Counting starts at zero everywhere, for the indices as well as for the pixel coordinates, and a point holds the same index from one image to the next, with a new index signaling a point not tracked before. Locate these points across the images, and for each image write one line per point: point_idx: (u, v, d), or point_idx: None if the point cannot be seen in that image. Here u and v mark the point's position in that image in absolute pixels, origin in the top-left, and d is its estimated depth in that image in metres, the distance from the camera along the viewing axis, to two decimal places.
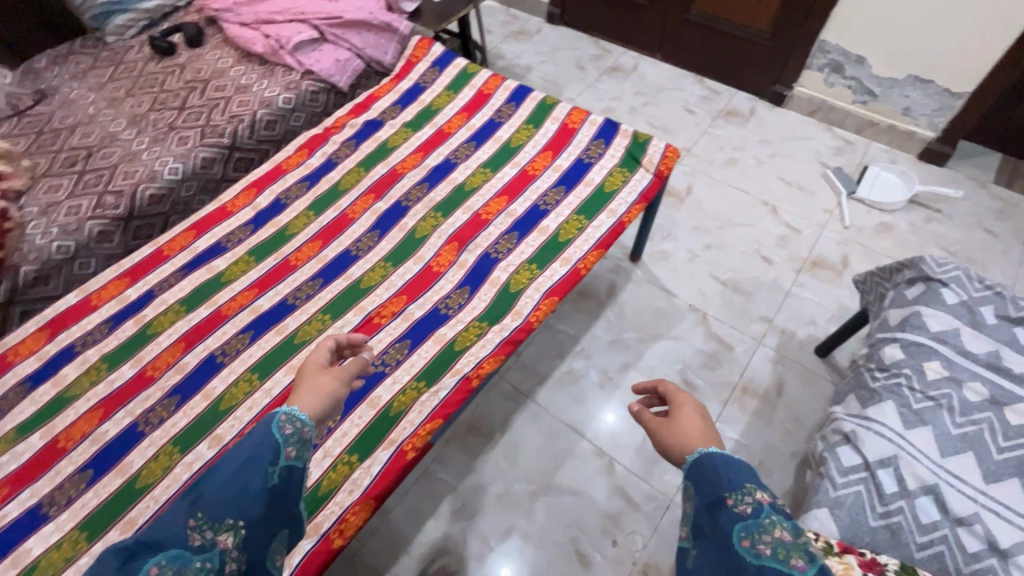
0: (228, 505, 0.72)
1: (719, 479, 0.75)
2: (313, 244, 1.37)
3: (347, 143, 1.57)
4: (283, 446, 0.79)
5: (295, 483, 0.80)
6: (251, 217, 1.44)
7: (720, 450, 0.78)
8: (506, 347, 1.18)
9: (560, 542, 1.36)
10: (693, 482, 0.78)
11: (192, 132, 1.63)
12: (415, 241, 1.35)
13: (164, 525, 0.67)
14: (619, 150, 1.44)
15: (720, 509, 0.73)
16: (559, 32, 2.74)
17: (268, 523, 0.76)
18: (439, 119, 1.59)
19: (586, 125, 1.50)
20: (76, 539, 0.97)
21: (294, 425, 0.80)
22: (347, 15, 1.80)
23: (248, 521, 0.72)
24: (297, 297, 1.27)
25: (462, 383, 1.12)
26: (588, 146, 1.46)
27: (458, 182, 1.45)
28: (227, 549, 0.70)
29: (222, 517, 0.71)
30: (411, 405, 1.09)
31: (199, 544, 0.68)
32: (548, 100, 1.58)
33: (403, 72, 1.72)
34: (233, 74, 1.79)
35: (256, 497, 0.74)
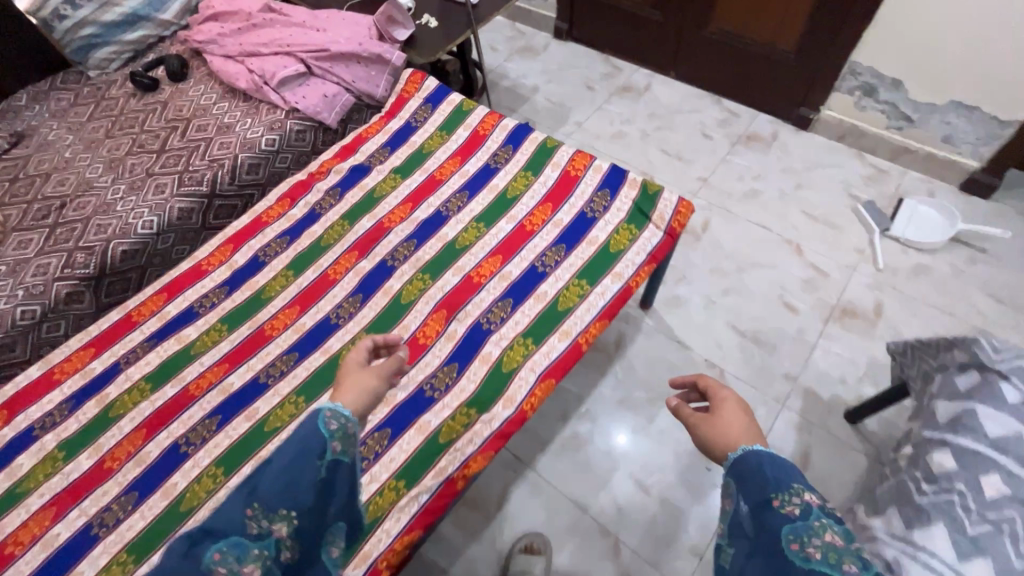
0: (281, 495, 0.72)
1: (764, 474, 0.75)
2: (291, 310, 1.26)
3: (331, 192, 1.46)
4: (331, 438, 0.78)
5: (341, 476, 0.80)
6: (227, 277, 1.34)
7: (762, 448, 0.79)
8: (496, 441, 1.06)
9: None
10: (734, 475, 0.79)
11: (170, 179, 1.53)
12: (401, 308, 1.23)
13: (224, 514, 0.69)
14: (626, 202, 1.30)
15: (765, 510, 0.73)
16: (567, 48, 2.58)
17: (317, 514, 0.77)
18: (430, 165, 1.46)
19: (589, 172, 1.36)
20: None
21: (338, 421, 0.80)
22: (335, 47, 1.68)
23: (301, 511, 0.74)
24: (270, 375, 1.16)
25: (445, 486, 1.01)
26: (592, 197, 1.32)
27: (449, 239, 1.32)
28: (280, 539, 0.72)
29: (275, 508, 0.71)
30: (388, 510, 0.98)
31: (256, 533, 0.70)
32: (548, 142, 1.44)
33: (393, 109, 1.59)
34: (216, 112, 1.69)
35: (308, 489, 0.74)
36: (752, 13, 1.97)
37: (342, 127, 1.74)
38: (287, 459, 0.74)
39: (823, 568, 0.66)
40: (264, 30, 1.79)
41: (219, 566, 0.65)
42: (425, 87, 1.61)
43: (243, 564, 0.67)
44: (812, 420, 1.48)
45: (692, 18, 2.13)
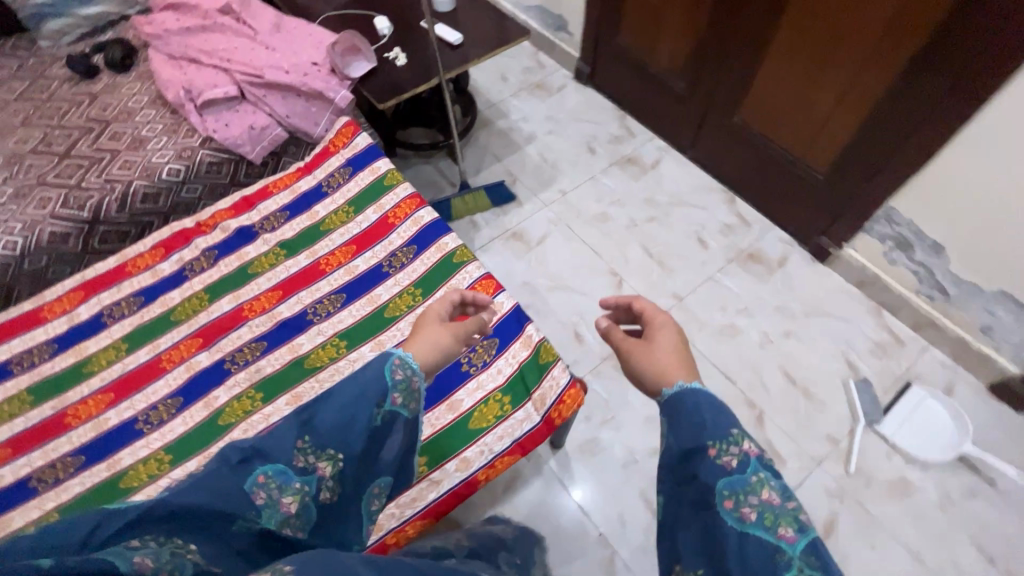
0: (337, 433, 0.70)
1: (699, 415, 0.65)
2: (108, 393, 1.09)
3: (205, 252, 1.27)
4: (393, 385, 0.77)
5: (392, 429, 0.79)
6: (61, 332, 1.18)
7: (702, 390, 0.69)
8: None
9: None
10: (667, 415, 0.69)
11: (56, 193, 1.38)
12: (213, 430, 1.03)
13: (278, 438, 0.67)
14: (511, 364, 1.04)
15: (698, 459, 0.63)
16: (583, 94, 2.27)
17: (361, 461, 0.74)
18: (322, 248, 1.24)
19: (485, 308, 1.11)
20: None
21: (402, 371, 0.80)
22: (273, 74, 1.48)
23: (348, 455, 0.71)
24: (43, 478, 0.99)
25: None
26: (476, 343, 1.07)
27: (301, 353, 1.10)
28: (323, 478, 0.69)
29: (324, 445, 0.69)
30: None
31: (302, 466, 0.67)
32: (457, 253, 1.20)
33: (311, 164, 1.38)
34: (137, 120, 1.52)
35: (360, 432, 0.72)
36: (782, 116, 1.62)
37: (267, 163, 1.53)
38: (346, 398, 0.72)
39: (760, 533, 0.56)
40: (214, 36, 1.60)
41: (258, 490, 0.63)
42: (352, 145, 1.38)
43: (282, 496, 0.65)
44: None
45: (715, 101, 1.80)
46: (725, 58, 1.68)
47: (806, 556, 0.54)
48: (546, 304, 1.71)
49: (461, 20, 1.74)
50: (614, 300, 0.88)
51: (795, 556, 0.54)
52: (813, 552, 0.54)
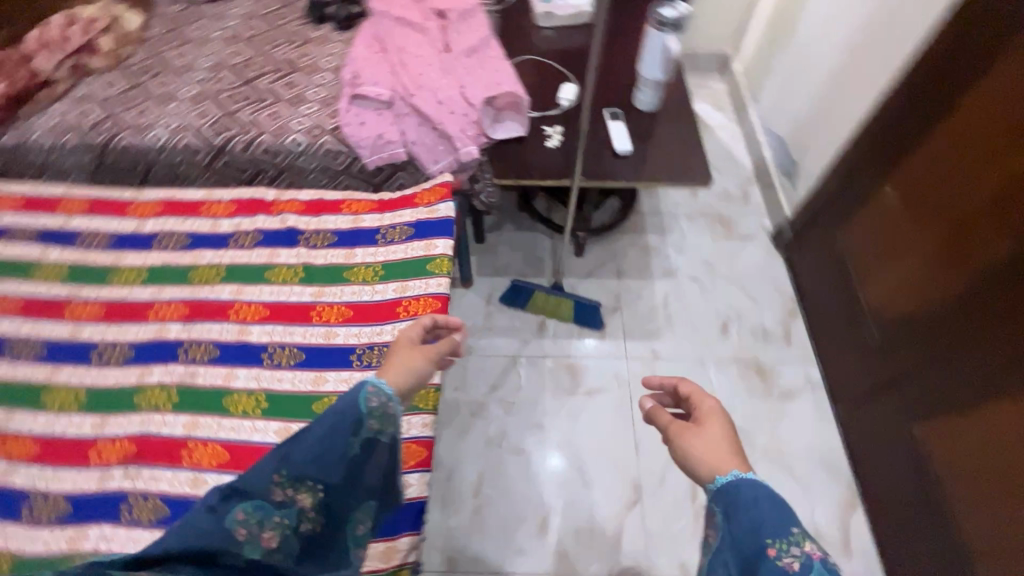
0: (311, 466, 0.72)
1: (755, 512, 0.64)
2: (104, 307, 1.19)
3: (255, 231, 1.29)
4: (365, 415, 0.73)
5: (373, 457, 0.76)
6: (125, 233, 1.32)
7: (756, 483, 0.68)
8: None
9: None
10: (722, 506, 0.67)
11: (215, 112, 1.53)
12: (125, 403, 1.06)
13: (254, 476, 0.71)
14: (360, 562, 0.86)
15: (753, 556, 0.62)
16: (768, 258, 1.82)
17: (344, 490, 0.75)
18: (330, 293, 1.17)
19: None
20: None
21: (378, 401, 0.74)
22: (424, 98, 1.41)
23: (325, 483, 0.73)
24: (17, 349, 1.13)
25: None
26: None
27: (230, 386, 1.06)
28: (303, 509, 0.73)
29: (300, 477, 0.72)
30: None
31: (280, 499, 0.72)
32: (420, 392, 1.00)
33: (389, 204, 1.30)
34: (313, 80, 1.60)
35: (336, 463, 0.73)
36: (988, 484, 1.07)
37: (377, 173, 1.50)
38: (319, 430, 0.73)
39: None
40: (417, 34, 1.59)
41: (240, 526, 0.69)
42: (434, 209, 1.27)
43: (263, 529, 0.70)
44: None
45: (897, 370, 1.30)
46: (937, 339, 1.18)
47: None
48: (542, 464, 1.44)
49: (655, 128, 1.47)
50: (660, 381, 0.84)
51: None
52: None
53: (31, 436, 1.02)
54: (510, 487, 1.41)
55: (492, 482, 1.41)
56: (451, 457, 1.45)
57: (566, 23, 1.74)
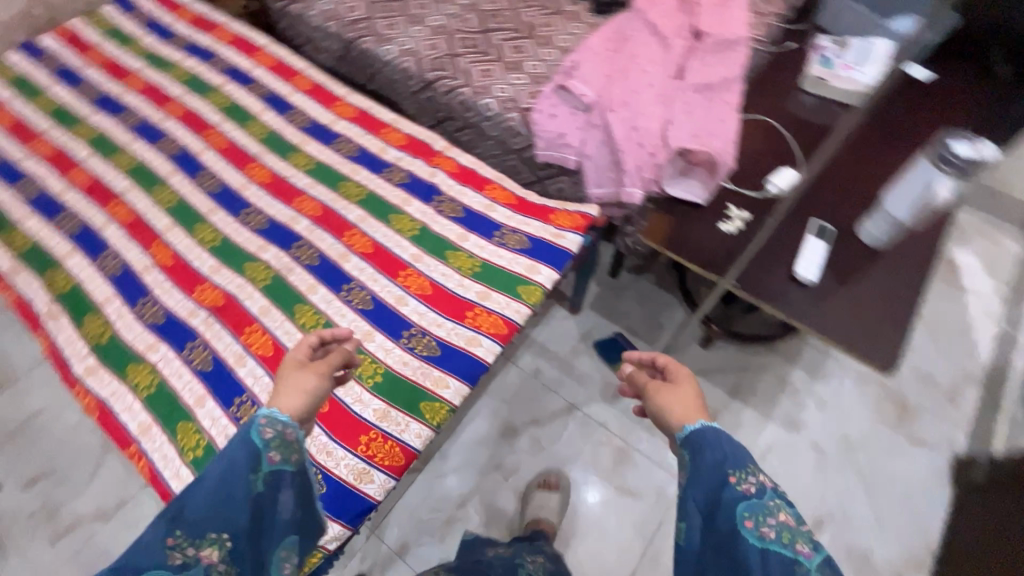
0: (211, 518, 0.69)
1: (721, 454, 0.72)
2: (270, 177, 1.37)
3: (406, 173, 1.35)
4: (263, 448, 0.73)
5: (280, 486, 0.77)
6: (319, 123, 1.48)
7: (718, 428, 0.75)
8: (64, 358, 1.13)
9: (45, 452, 1.48)
10: (688, 449, 0.75)
11: (441, 49, 1.60)
12: (237, 263, 1.23)
13: (142, 549, 0.66)
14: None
15: (721, 490, 0.71)
16: (928, 483, 1.39)
17: (255, 531, 0.74)
18: (425, 263, 1.18)
19: (361, 461, 0.94)
20: (47, 104, 1.53)
21: (273, 432, 0.74)
22: (620, 119, 1.28)
23: (234, 530, 0.70)
24: (204, 179, 1.38)
25: (45, 321, 1.18)
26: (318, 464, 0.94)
27: (306, 297, 1.16)
28: (212, 565, 0.69)
29: (202, 530, 0.68)
30: (49, 282, 1.23)
31: (182, 561, 0.66)
32: (434, 403, 1.00)
33: (526, 207, 1.25)
34: (539, 53, 1.56)
35: (242, 503, 0.71)
36: None
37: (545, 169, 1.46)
38: (215, 478, 0.71)
39: (779, 549, 0.66)
40: (660, 45, 1.43)
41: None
42: (559, 236, 1.19)
43: None
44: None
45: None
46: None
47: (819, 569, 0.64)
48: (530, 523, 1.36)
49: (862, 270, 1.16)
50: (638, 352, 0.88)
51: (811, 569, 0.64)
52: (823, 565, 0.65)
53: (174, 251, 1.26)
54: (490, 522, 1.37)
55: (477, 505, 1.39)
56: (459, 457, 1.44)
57: (837, 98, 1.40)
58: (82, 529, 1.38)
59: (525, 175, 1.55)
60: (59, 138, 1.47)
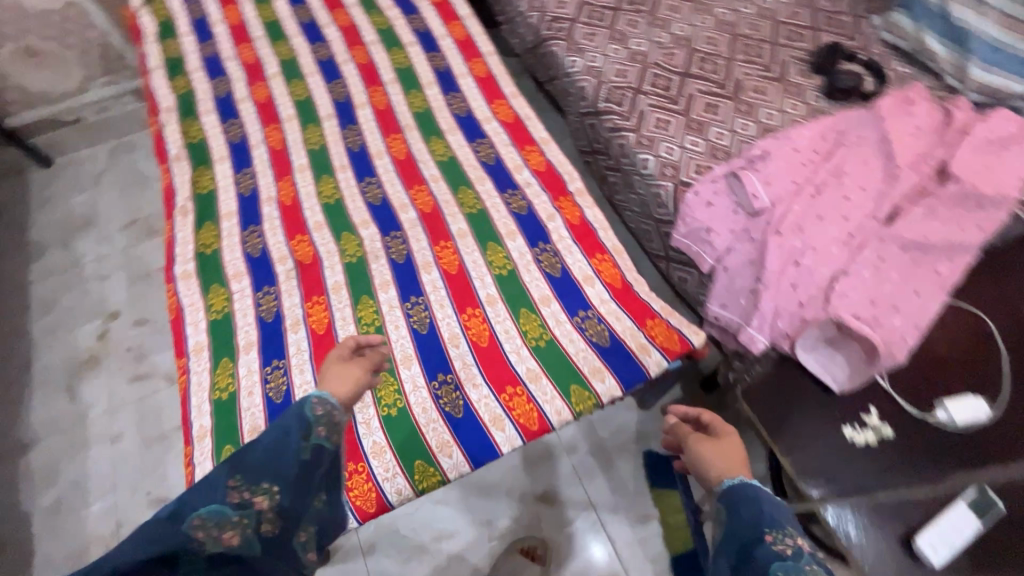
0: (265, 470, 0.69)
1: (757, 512, 0.71)
2: (405, 155, 1.37)
3: (527, 203, 1.26)
4: (314, 420, 0.74)
5: (321, 464, 0.75)
6: (473, 115, 1.43)
7: (758, 486, 0.75)
8: (173, 249, 1.26)
9: (156, 302, 1.73)
10: (725, 502, 0.75)
11: (628, 79, 1.43)
12: (338, 229, 1.26)
13: (200, 489, 0.63)
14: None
15: (753, 546, 0.68)
16: None
17: (298, 495, 0.71)
18: (496, 311, 1.10)
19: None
20: (267, 14, 1.67)
21: (324, 410, 0.75)
22: (784, 246, 1.05)
23: (284, 485, 0.69)
24: (351, 134, 1.41)
25: (175, 210, 1.31)
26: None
27: (375, 292, 1.15)
28: (262, 511, 0.66)
29: (259, 477, 0.67)
30: (194, 177, 1.36)
31: (237, 502, 0.64)
32: (428, 466, 0.94)
33: (626, 297, 1.09)
34: (732, 123, 1.33)
35: (292, 463, 0.70)
36: None
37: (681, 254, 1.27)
38: (270, 437, 0.71)
39: None
40: (882, 171, 1.12)
41: (197, 530, 0.59)
42: (644, 350, 1.02)
43: (223, 531, 0.62)
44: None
45: None
46: None
47: None
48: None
49: None
50: (683, 408, 0.89)
51: None
52: None
53: (296, 192, 1.32)
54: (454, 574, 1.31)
55: (451, 550, 1.33)
56: (457, 491, 1.40)
57: None
58: (152, 382, 1.60)
59: (657, 248, 1.37)
60: (261, 48, 1.60)
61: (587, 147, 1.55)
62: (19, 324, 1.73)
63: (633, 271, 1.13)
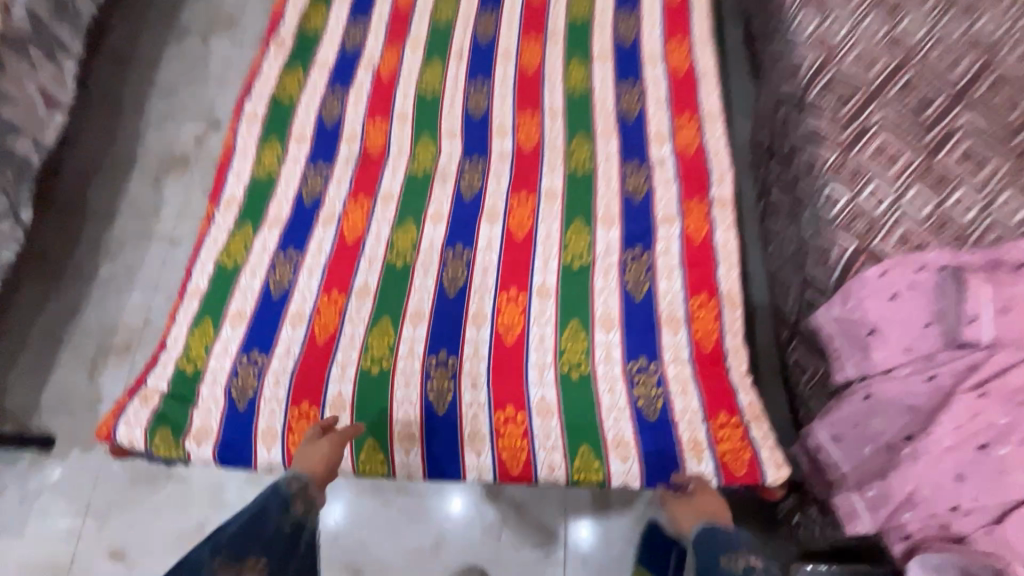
0: (249, 537, 0.60)
1: (705, 544, 0.60)
2: (535, 70, 1.09)
3: (647, 189, 0.95)
4: (288, 492, 0.66)
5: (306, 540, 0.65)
6: (638, 49, 1.09)
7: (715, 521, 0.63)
8: (253, 81, 1.12)
9: None
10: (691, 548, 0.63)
11: (869, 75, 0.99)
12: (421, 130, 1.05)
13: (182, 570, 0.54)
14: (201, 410, 0.82)
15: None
16: None
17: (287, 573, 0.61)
18: (541, 308, 0.86)
19: (281, 422, 0.81)
20: None
21: (298, 483, 0.67)
22: (970, 412, 0.69)
23: (272, 558, 0.60)
24: (486, 21, 1.15)
25: (273, 39, 1.16)
26: (261, 383, 0.83)
27: (423, 220, 0.95)
28: None
29: (246, 551, 0.58)
30: (307, 10, 1.19)
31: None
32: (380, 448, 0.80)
33: (709, 371, 0.80)
34: (990, 195, 0.88)
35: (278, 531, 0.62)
36: None
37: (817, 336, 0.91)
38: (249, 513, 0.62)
39: None
40: None
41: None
42: (695, 451, 0.75)
43: None
44: (86, 374, 1.37)
45: None
46: None
47: None
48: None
49: None
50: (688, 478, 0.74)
51: None
52: None
53: (398, 67, 1.11)
54: (394, 532, 1.13)
55: (405, 506, 1.16)
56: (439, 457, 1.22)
57: None
58: None
59: (788, 311, 1.01)
60: None
61: (764, 142, 1.15)
62: (143, 91, 1.66)
63: (737, 338, 0.82)
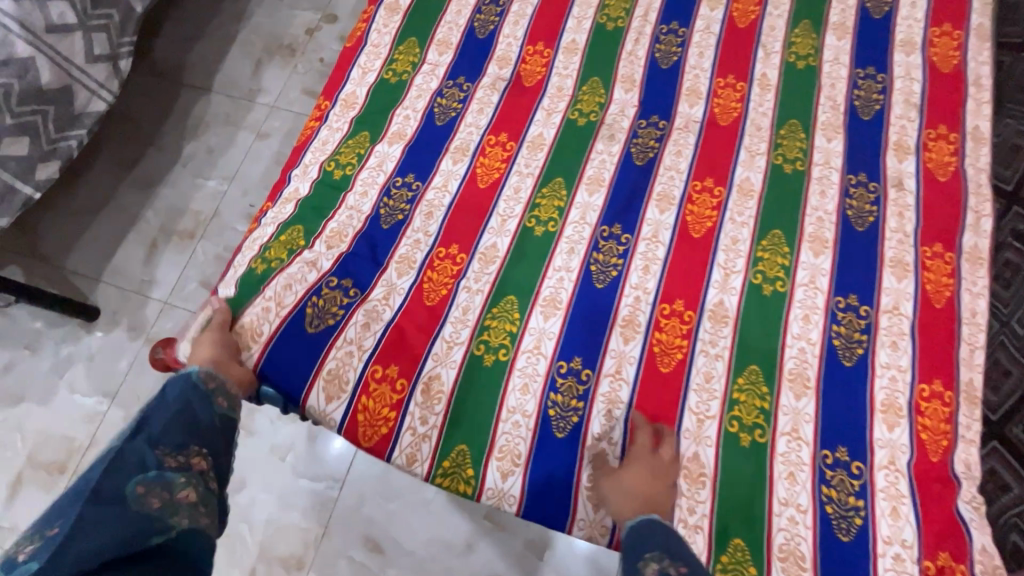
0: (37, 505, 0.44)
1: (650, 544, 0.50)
2: (749, 26, 0.86)
3: (876, 215, 0.73)
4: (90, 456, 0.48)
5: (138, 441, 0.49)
6: (887, 31, 0.84)
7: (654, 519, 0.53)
8: None
9: None
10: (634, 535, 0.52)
11: None
12: (590, 70, 0.84)
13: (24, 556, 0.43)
14: (258, 306, 0.67)
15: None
16: None
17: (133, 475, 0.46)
18: (713, 335, 0.66)
19: (355, 375, 0.65)
20: None
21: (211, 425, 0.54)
22: None
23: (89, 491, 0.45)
24: None
25: None
26: (344, 320, 0.67)
27: (575, 183, 0.76)
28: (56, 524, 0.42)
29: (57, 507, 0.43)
30: None
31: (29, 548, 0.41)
32: (469, 461, 0.63)
33: (929, 491, 0.59)
34: None
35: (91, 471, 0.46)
36: None
37: None
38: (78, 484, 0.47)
39: None
40: None
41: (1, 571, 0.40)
42: None
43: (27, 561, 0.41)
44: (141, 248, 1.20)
45: None
46: None
47: None
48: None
49: None
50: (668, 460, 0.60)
51: None
52: None
53: None
54: (424, 515, 0.94)
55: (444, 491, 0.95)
56: None
57: None
58: None
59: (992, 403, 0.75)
60: None
61: (1007, 184, 0.83)
62: None
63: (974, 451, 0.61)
